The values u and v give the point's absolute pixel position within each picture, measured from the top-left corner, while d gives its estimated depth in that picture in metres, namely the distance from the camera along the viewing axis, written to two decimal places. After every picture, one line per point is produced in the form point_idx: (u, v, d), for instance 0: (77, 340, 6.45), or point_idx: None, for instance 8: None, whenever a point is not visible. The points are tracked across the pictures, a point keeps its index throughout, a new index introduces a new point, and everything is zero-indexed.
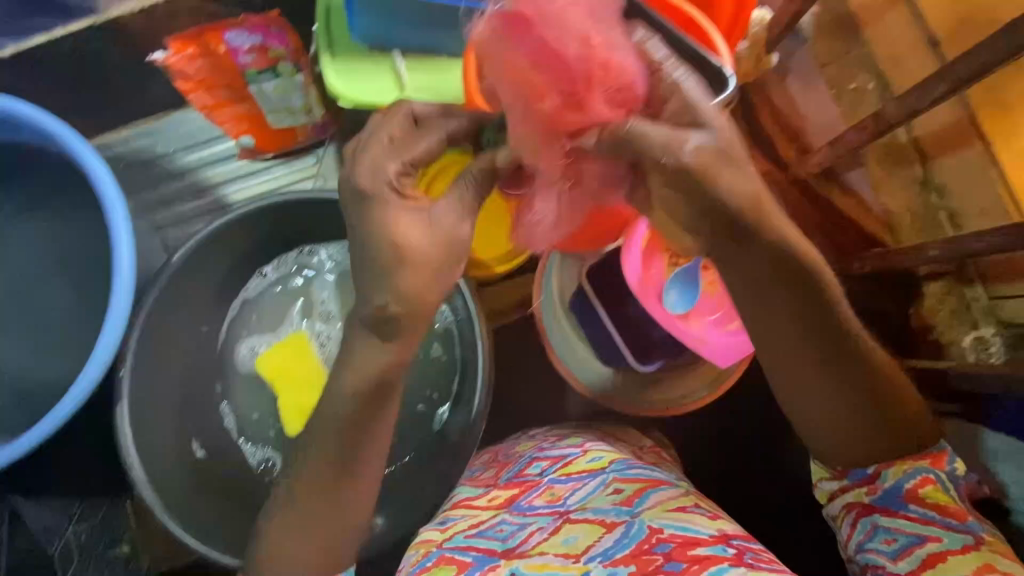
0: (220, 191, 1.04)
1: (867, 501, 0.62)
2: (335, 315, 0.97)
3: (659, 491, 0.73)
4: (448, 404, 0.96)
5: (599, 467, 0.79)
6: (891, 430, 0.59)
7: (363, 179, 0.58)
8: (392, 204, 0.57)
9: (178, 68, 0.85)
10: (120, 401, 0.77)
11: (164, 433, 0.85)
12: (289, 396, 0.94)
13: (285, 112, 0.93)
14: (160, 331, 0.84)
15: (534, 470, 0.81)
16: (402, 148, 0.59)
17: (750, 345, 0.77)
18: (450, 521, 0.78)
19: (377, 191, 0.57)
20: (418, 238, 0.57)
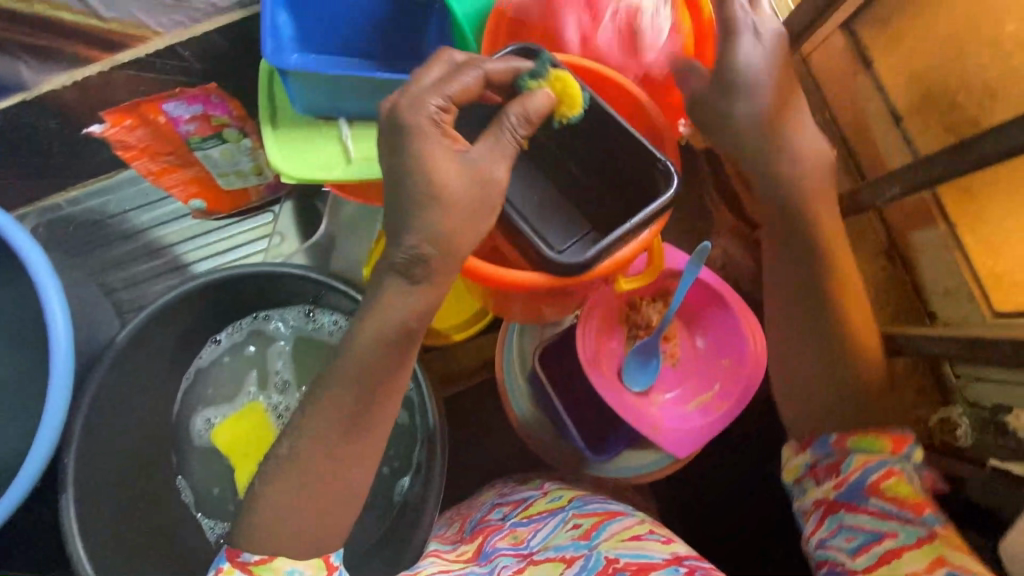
0: (175, 251, 0.99)
1: (832, 497, 0.60)
2: (292, 383, 0.93)
3: (616, 521, 0.72)
4: (409, 474, 0.90)
5: (558, 506, 0.79)
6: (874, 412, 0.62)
7: (403, 110, 0.54)
8: (430, 140, 0.54)
9: (119, 138, 0.82)
10: (64, 492, 0.71)
11: (120, 513, 0.79)
12: (245, 470, 0.90)
13: (235, 175, 0.90)
14: (106, 412, 0.78)
15: (496, 515, 0.83)
16: (441, 82, 0.55)
17: (708, 430, 0.72)
18: (417, 568, 0.75)
19: (417, 124, 0.54)
20: (454, 181, 0.54)
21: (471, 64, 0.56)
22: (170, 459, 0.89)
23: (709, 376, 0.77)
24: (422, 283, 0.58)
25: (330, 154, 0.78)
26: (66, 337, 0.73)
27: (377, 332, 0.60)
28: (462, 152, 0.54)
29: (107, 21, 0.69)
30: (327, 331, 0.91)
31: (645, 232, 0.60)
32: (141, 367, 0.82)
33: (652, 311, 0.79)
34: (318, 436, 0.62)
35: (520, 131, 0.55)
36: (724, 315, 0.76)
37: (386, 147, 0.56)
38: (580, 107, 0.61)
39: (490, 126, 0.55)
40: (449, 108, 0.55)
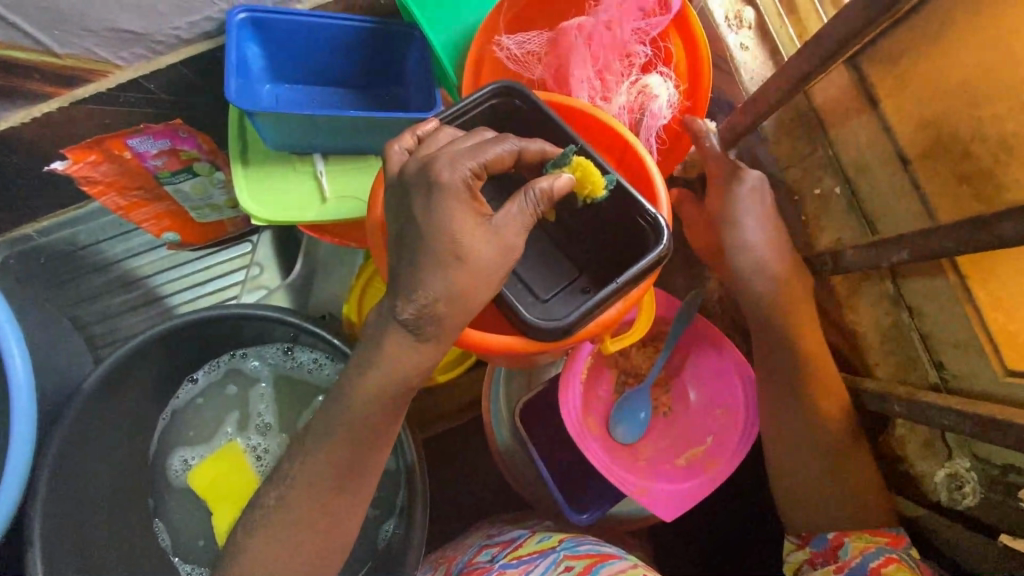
0: (149, 283, 0.96)
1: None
2: (273, 426, 0.90)
3: (608, 564, 0.68)
4: (393, 519, 0.86)
5: (549, 546, 0.76)
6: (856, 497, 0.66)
7: (436, 163, 0.49)
8: (459, 200, 0.49)
9: (84, 174, 0.79)
10: (29, 550, 0.68)
11: (98, 563, 0.76)
12: (223, 514, 0.87)
13: (208, 209, 0.87)
14: (77, 461, 0.75)
15: (484, 557, 0.79)
16: (475, 146, 0.51)
17: (697, 492, 0.68)
18: None
19: (450, 182, 0.49)
20: (477, 246, 0.49)
21: (506, 136, 0.52)
22: (147, 502, 0.86)
23: (703, 427, 0.73)
24: (391, 349, 0.53)
25: (303, 194, 0.74)
26: (28, 392, 0.69)
27: (351, 396, 0.56)
28: (488, 219, 0.49)
29: (63, 58, 0.65)
30: (307, 370, 0.88)
31: (634, 289, 0.55)
32: (112, 415, 0.78)
33: (641, 355, 0.77)
34: (288, 503, 0.59)
35: (544, 207, 0.50)
36: (721, 363, 0.73)
37: (409, 197, 0.51)
38: (604, 189, 0.56)
39: (514, 196, 0.51)
40: (480, 177, 0.50)
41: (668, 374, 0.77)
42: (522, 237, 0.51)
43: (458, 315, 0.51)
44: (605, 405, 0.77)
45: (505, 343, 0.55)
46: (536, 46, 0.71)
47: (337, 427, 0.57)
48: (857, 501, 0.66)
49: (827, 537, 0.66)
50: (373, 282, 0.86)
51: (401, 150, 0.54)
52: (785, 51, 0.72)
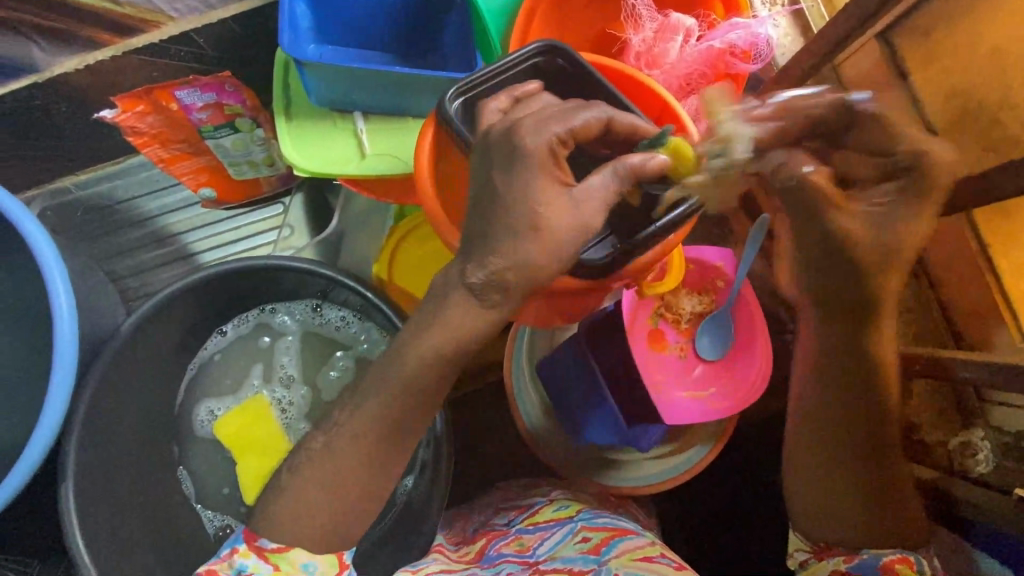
0: (182, 240, 0.99)
1: (844, 569, 0.63)
2: (297, 379, 0.92)
3: (626, 539, 0.69)
4: (413, 474, 0.90)
5: (566, 516, 0.76)
6: (881, 502, 0.62)
7: (525, 132, 0.53)
8: (544, 166, 0.51)
9: (128, 125, 0.80)
10: (64, 481, 0.70)
11: (119, 504, 0.77)
12: (247, 465, 0.88)
13: (246, 165, 0.89)
14: (111, 400, 0.77)
15: (502, 520, 0.82)
16: (563, 115, 0.55)
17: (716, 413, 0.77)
18: (421, 563, 0.74)
19: (535, 146, 0.52)
20: (556, 216, 0.51)
21: (597, 107, 0.56)
22: (171, 450, 0.88)
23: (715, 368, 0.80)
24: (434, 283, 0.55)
25: (344, 150, 0.76)
26: (71, 328, 0.72)
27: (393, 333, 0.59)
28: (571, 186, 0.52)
29: (120, 5, 0.67)
30: (333, 329, 0.91)
31: (672, 236, 0.60)
32: (145, 359, 0.80)
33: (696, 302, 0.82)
34: (324, 443, 0.60)
35: (626, 182, 0.52)
36: (752, 321, 0.79)
37: (491, 159, 0.54)
38: (693, 161, 0.57)
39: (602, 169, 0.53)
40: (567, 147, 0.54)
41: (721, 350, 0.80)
42: (602, 213, 0.52)
43: (505, 253, 0.52)
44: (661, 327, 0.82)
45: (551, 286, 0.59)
46: (587, 10, 0.75)
47: (383, 370, 0.58)
48: (880, 501, 0.62)
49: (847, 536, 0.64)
50: (419, 249, 0.88)
51: (495, 112, 0.57)
52: (816, 26, 0.75)
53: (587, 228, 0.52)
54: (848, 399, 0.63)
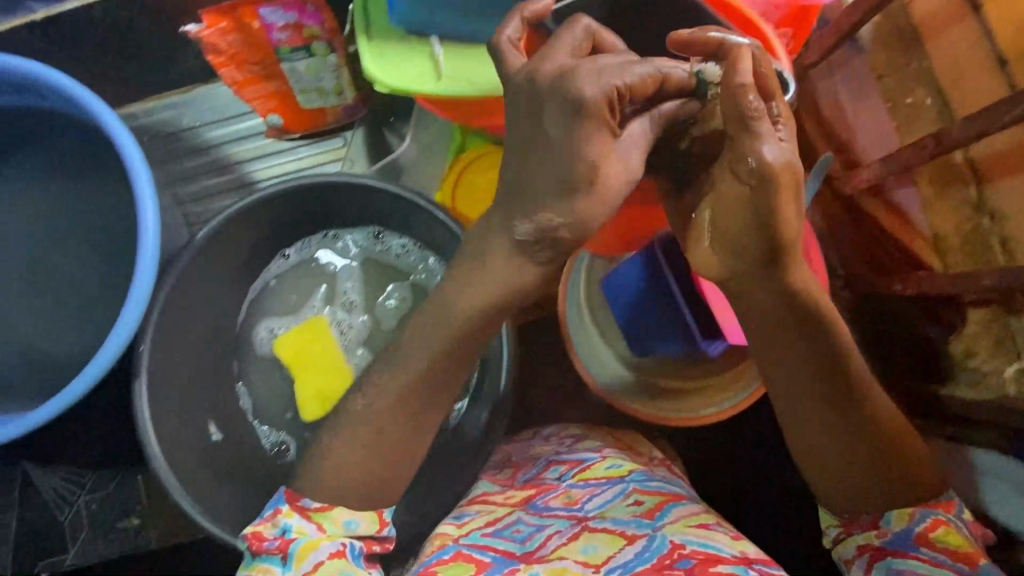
0: (244, 168, 1.00)
1: (877, 544, 0.59)
2: (359, 304, 0.94)
3: (679, 505, 0.72)
4: (466, 401, 0.93)
5: (618, 475, 0.78)
6: (878, 458, 0.59)
7: (584, 85, 0.50)
8: (595, 121, 0.50)
9: (211, 42, 0.83)
10: (138, 376, 0.74)
11: (177, 406, 0.80)
12: (308, 383, 0.90)
13: (315, 93, 0.90)
14: (181, 308, 0.80)
15: (552, 474, 0.82)
16: (620, 65, 0.51)
17: None
18: (467, 517, 0.77)
19: (591, 99, 0.49)
20: (604, 173, 0.51)
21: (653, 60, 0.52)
22: (231, 367, 0.91)
23: None
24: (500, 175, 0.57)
25: (421, 71, 0.78)
26: (154, 237, 0.74)
27: None
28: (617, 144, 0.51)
29: None
30: (393, 258, 0.93)
31: None
32: (215, 271, 0.83)
33: None
34: None
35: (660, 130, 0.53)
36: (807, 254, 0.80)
37: (542, 105, 0.52)
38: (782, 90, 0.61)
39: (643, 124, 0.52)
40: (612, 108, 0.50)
41: None
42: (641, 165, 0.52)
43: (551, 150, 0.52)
44: None
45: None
46: None
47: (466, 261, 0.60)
48: (883, 464, 0.58)
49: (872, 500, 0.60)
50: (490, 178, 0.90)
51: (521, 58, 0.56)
52: None
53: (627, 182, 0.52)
54: (813, 375, 0.56)
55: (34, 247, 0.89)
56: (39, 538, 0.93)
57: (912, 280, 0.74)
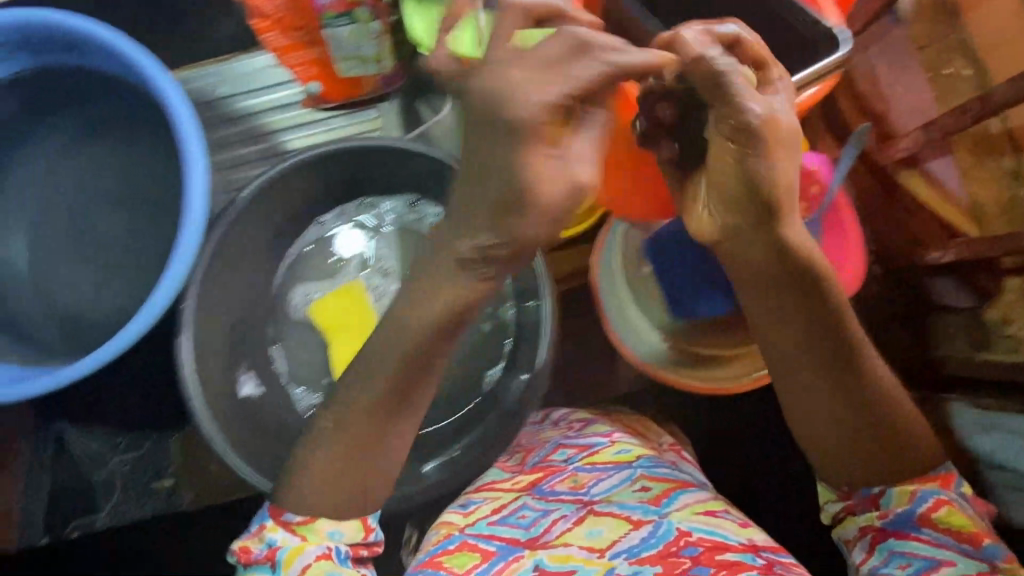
0: (277, 138, 1.00)
1: (879, 525, 0.61)
2: (395, 272, 0.94)
3: (687, 493, 0.73)
4: (500, 366, 0.92)
5: (626, 460, 0.79)
6: (876, 430, 0.59)
7: (516, 107, 0.46)
8: (528, 141, 0.46)
9: (257, 5, 0.85)
10: (182, 333, 0.75)
11: (215, 363, 0.81)
12: (341, 347, 0.90)
13: (355, 60, 0.90)
14: (221, 267, 0.81)
15: (559, 456, 0.82)
16: (563, 70, 0.46)
17: None
18: (473, 504, 0.78)
19: (525, 119, 0.46)
20: (549, 190, 0.47)
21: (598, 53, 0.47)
22: (266, 330, 0.92)
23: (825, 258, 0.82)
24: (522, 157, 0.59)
25: None
26: (201, 201, 0.76)
27: None
28: (562, 152, 0.47)
29: None
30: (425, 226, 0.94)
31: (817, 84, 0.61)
32: (255, 232, 0.84)
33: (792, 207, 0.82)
34: None
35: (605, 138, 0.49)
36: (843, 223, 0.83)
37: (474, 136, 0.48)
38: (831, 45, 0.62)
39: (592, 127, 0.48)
40: (592, 108, 0.48)
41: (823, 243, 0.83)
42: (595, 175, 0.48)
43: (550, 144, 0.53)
44: None
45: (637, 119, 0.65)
46: None
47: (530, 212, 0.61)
48: (882, 436, 0.59)
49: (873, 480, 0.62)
50: None
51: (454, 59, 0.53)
52: None
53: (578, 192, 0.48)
54: (813, 342, 0.57)
55: (78, 207, 0.91)
56: (70, 500, 0.93)
57: (951, 247, 0.75)
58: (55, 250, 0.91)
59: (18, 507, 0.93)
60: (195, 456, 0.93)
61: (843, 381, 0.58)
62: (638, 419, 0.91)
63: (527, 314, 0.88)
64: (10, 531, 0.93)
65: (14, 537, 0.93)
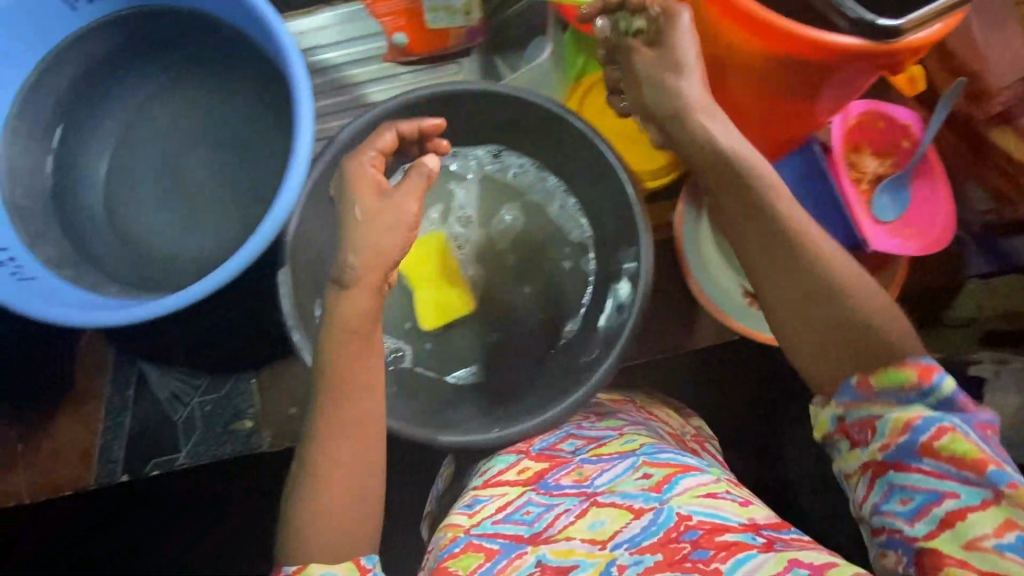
0: (361, 90, 1.02)
1: (880, 459, 0.59)
2: (475, 220, 0.96)
3: (689, 476, 0.73)
4: (577, 320, 0.91)
5: (630, 450, 0.79)
6: (841, 319, 0.61)
7: (348, 166, 0.71)
8: (363, 178, 0.70)
9: None
10: (283, 266, 0.77)
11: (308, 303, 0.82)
12: (428, 294, 0.92)
13: (444, 10, 0.92)
14: (315, 208, 0.82)
15: (567, 447, 0.84)
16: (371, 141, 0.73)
17: (911, 250, 0.79)
18: (478, 503, 0.77)
19: (361, 166, 0.70)
20: (373, 215, 0.68)
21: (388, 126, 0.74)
22: None
23: (914, 217, 0.83)
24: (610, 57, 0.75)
25: None
26: (309, 134, 0.76)
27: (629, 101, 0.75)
28: (385, 193, 0.69)
29: None
30: (511, 174, 0.95)
31: (938, 24, 0.57)
32: None
33: (881, 166, 0.84)
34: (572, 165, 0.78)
35: (426, 178, 0.68)
36: (934, 182, 0.83)
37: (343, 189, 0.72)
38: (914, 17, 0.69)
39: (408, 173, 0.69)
40: (419, 163, 0.68)
41: (914, 198, 0.84)
42: (415, 201, 0.68)
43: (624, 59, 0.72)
44: (866, 181, 0.84)
45: (774, 68, 0.65)
46: None
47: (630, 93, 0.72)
48: (852, 330, 0.60)
49: (869, 413, 0.60)
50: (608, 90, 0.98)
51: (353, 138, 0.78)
52: None
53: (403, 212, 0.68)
54: (756, 228, 0.64)
55: (169, 149, 0.92)
56: (151, 438, 0.94)
57: None
58: (141, 196, 0.92)
59: (97, 444, 0.94)
60: (272, 399, 0.95)
61: (795, 262, 0.62)
62: (657, 401, 0.95)
63: (606, 268, 0.89)
64: (88, 469, 0.94)
65: (92, 475, 0.94)
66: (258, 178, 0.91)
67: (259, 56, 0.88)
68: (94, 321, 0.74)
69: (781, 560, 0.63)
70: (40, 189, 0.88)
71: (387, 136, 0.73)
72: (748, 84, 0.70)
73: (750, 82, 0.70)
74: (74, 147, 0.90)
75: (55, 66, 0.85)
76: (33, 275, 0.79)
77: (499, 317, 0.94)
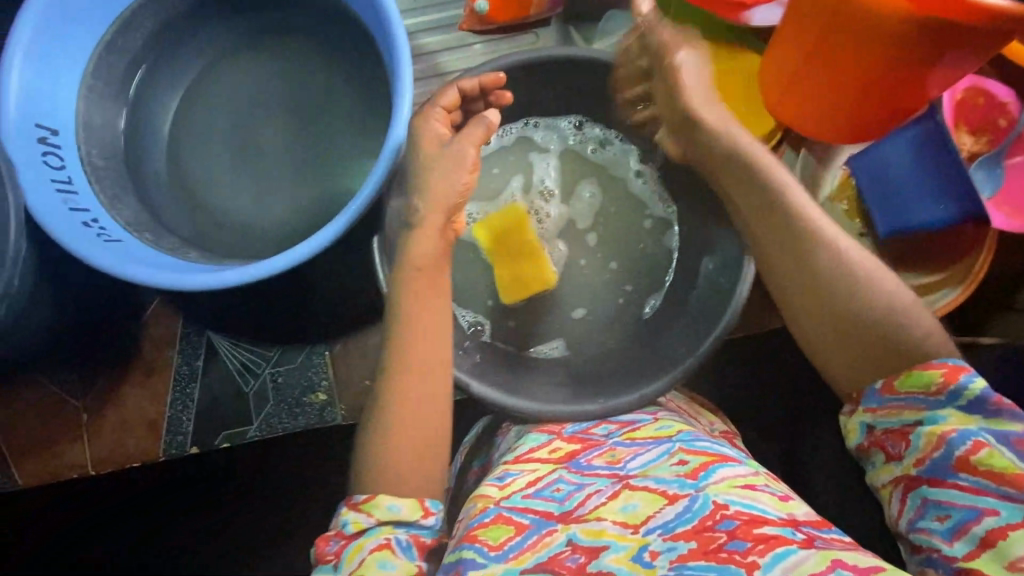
0: (434, 58, 0.97)
1: (914, 474, 0.62)
2: (557, 195, 0.94)
3: (727, 466, 0.66)
4: (662, 296, 0.90)
5: (665, 435, 0.74)
6: (863, 327, 0.66)
7: (417, 123, 0.73)
8: (429, 131, 0.73)
9: None
10: (376, 234, 0.76)
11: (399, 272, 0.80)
12: (506, 268, 0.90)
13: None
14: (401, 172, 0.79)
15: (600, 430, 0.79)
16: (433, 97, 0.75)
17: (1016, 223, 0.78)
18: (509, 476, 0.71)
19: (429, 124, 0.73)
20: (447, 168, 0.71)
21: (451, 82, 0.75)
22: None
23: (1010, 198, 0.83)
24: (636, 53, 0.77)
25: None
26: (409, 88, 0.73)
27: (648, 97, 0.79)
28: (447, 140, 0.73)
29: None
30: (594, 153, 0.93)
31: None
32: None
33: (975, 146, 0.84)
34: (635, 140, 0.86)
35: (489, 129, 0.71)
36: None
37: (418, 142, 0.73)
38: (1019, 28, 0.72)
39: (470, 122, 0.72)
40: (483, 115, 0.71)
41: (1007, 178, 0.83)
42: (474, 148, 0.71)
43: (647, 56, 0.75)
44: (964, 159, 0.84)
45: (903, 28, 0.66)
46: None
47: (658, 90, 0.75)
48: (869, 335, 0.65)
49: (900, 422, 0.63)
50: None
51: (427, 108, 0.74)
52: None
53: (463, 160, 0.71)
54: (777, 233, 0.70)
55: (241, 111, 0.89)
56: (222, 410, 0.93)
57: None
58: (216, 158, 0.89)
59: (166, 415, 0.92)
60: (345, 372, 0.93)
61: (813, 268, 0.68)
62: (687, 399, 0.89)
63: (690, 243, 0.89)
64: (157, 440, 0.91)
65: (161, 447, 0.92)
66: (337, 144, 0.88)
67: (345, 18, 0.86)
68: (190, 287, 0.71)
69: (823, 559, 0.54)
70: (115, 151, 0.85)
71: (452, 92, 0.74)
72: (864, 47, 0.70)
73: (866, 44, 0.70)
74: (147, 107, 0.88)
75: (134, 22, 0.83)
76: (119, 238, 0.76)
77: (580, 289, 0.93)
